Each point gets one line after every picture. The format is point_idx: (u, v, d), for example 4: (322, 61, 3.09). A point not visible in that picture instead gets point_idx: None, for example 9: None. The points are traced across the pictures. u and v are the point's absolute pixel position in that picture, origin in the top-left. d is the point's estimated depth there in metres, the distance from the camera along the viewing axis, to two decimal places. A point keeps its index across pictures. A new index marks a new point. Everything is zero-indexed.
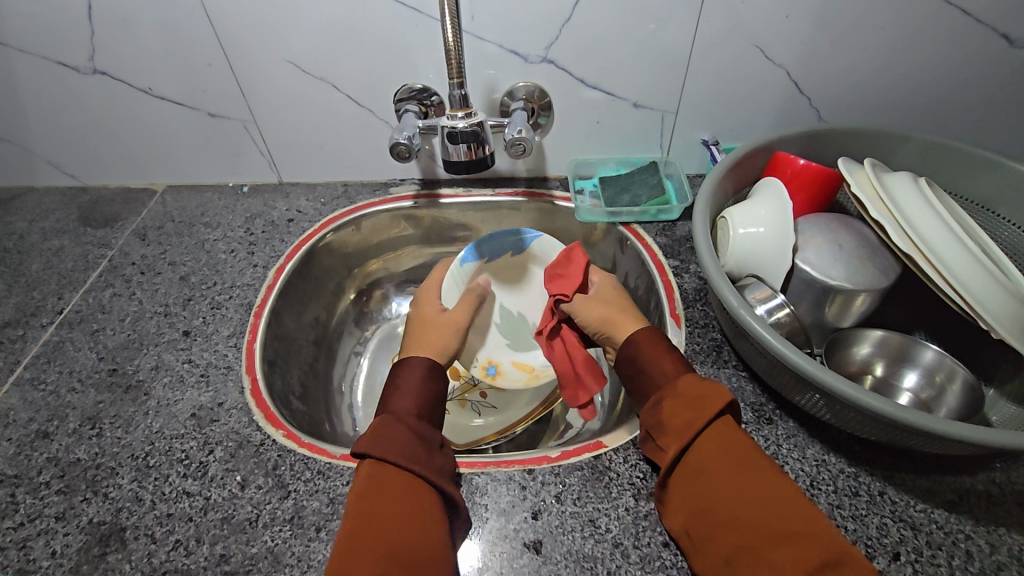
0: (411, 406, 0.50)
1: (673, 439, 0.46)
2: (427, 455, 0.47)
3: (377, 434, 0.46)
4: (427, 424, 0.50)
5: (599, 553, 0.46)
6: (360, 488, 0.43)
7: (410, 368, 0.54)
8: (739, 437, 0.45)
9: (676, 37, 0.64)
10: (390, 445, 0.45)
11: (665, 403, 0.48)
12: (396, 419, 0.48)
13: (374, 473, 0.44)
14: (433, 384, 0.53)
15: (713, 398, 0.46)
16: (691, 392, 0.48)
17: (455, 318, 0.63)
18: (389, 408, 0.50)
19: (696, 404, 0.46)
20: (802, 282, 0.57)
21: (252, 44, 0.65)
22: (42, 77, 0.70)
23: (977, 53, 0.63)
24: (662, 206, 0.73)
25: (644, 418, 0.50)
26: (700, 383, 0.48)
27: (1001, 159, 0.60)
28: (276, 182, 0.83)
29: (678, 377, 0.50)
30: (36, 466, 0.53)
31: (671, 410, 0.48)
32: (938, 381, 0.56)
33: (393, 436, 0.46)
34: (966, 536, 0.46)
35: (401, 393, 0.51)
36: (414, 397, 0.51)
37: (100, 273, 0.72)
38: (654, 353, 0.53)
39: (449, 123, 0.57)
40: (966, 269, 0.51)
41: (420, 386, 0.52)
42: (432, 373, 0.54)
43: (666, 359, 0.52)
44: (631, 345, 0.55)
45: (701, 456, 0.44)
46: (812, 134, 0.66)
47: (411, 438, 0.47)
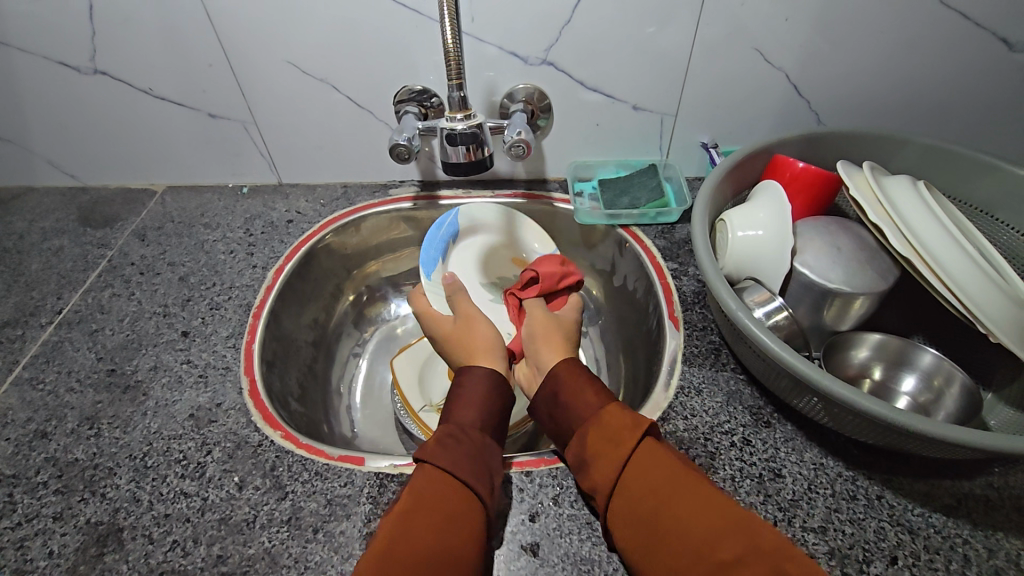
0: (474, 419, 0.50)
1: (600, 476, 0.45)
2: (486, 469, 0.46)
3: (441, 442, 0.47)
4: (492, 443, 0.49)
5: (597, 555, 0.46)
6: (417, 488, 0.43)
7: (476, 378, 0.53)
8: (666, 463, 0.43)
9: (676, 40, 0.64)
10: (451, 455, 0.46)
11: (588, 437, 0.47)
12: (462, 431, 0.48)
13: (433, 478, 0.44)
14: (499, 399, 0.53)
15: (631, 427, 0.46)
16: (612, 423, 0.47)
17: (475, 317, 0.63)
18: (451, 418, 0.50)
19: (617, 435, 0.46)
20: (801, 285, 0.57)
21: (252, 44, 0.65)
22: (43, 77, 0.70)
23: (976, 56, 0.63)
24: (661, 208, 0.73)
25: (570, 456, 0.49)
26: (620, 414, 0.47)
27: (1000, 163, 0.60)
28: (276, 183, 0.83)
29: (599, 409, 0.49)
30: (34, 466, 0.53)
31: (593, 445, 0.47)
32: (936, 385, 0.56)
33: (456, 448, 0.46)
34: (964, 541, 0.46)
35: (464, 405, 0.51)
36: (479, 411, 0.51)
37: (99, 273, 0.72)
38: (573, 386, 0.52)
39: (448, 125, 0.57)
40: (964, 273, 0.51)
41: (486, 401, 0.52)
42: (496, 385, 0.53)
43: (586, 390, 0.51)
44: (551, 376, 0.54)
45: (632, 488, 0.43)
46: (811, 137, 0.66)
47: (473, 452, 0.47)
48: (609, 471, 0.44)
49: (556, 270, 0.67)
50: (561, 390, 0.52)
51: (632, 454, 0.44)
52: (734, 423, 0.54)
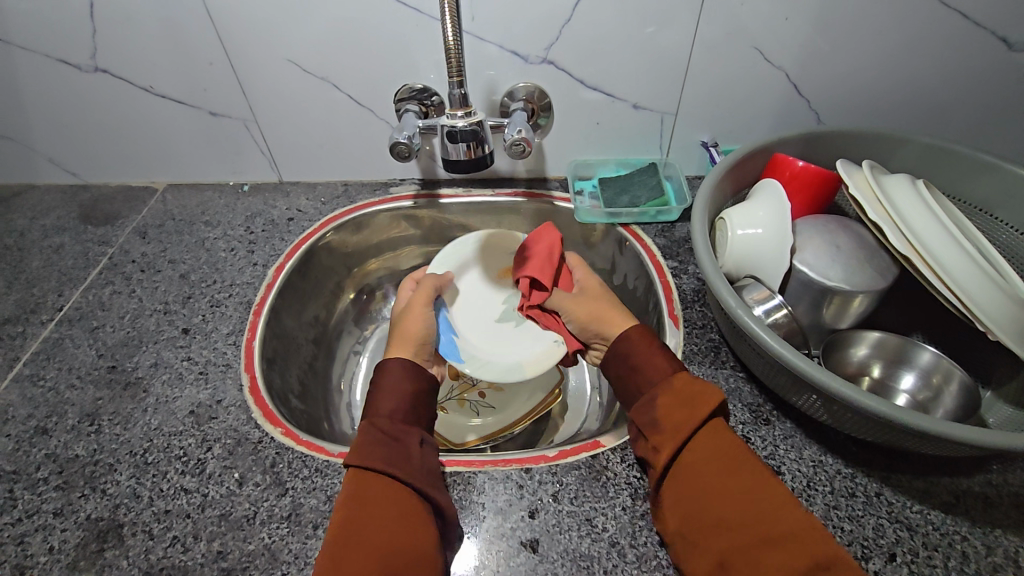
0: (391, 409, 0.50)
1: (669, 436, 0.46)
2: (407, 456, 0.47)
3: (358, 442, 0.47)
4: (410, 426, 0.50)
5: (596, 552, 0.46)
6: (347, 494, 0.44)
7: (390, 371, 0.54)
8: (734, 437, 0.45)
9: (676, 39, 0.64)
10: (370, 449, 0.46)
11: (663, 399, 0.49)
12: (376, 425, 0.49)
13: (358, 479, 0.45)
14: (414, 382, 0.53)
15: (711, 394, 0.47)
16: (690, 389, 0.48)
17: (423, 307, 0.65)
18: (371, 413, 0.51)
19: (695, 401, 0.47)
20: (800, 283, 0.57)
21: (253, 42, 0.65)
22: (45, 75, 0.70)
23: (976, 56, 0.63)
24: (662, 206, 0.73)
25: (638, 416, 0.49)
26: (699, 381, 0.49)
27: (1000, 162, 0.60)
28: (277, 181, 0.83)
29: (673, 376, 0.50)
30: (35, 462, 0.53)
31: (668, 407, 0.48)
32: (934, 383, 0.57)
33: (372, 442, 0.47)
34: (962, 538, 0.46)
35: (380, 397, 0.52)
36: (395, 399, 0.51)
37: (100, 270, 0.72)
38: (647, 353, 0.53)
39: (449, 123, 0.57)
40: (963, 271, 0.51)
41: (401, 387, 0.52)
42: (408, 371, 0.54)
43: (657, 356, 0.52)
44: (626, 339, 0.55)
45: (699, 454, 0.45)
46: (811, 136, 0.67)
47: (389, 442, 0.47)
48: (682, 432, 0.46)
49: (541, 258, 0.68)
50: (635, 355, 0.54)
51: (706, 423, 0.46)
52: (734, 420, 0.54)
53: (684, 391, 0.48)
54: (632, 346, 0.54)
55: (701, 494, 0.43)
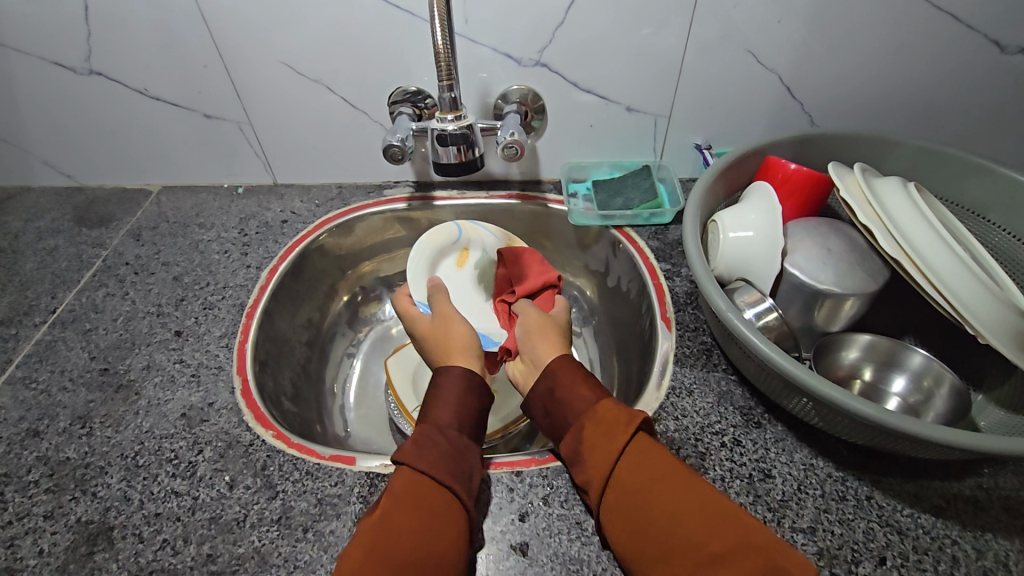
0: (452, 418, 0.49)
1: (596, 470, 0.45)
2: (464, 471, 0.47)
3: (417, 443, 0.46)
4: (469, 442, 0.49)
5: (586, 555, 0.46)
6: (395, 492, 0.43)
7: (453, 377, 0.52)
8: (665, 457, 0.45)
9: (669, 42, 0.64)
10: (427, 455, 0.45)
11: (585, 430, 0.47)
12: (437, 431, 0.48)
13: (410, 480, 0.44)
14: (479, 400, 0.52)
15: (626, 421, 0.46)
16: (607, 419, 0.47)
17: (451, 317, 0.61)
18: (429, 417, 0.49)
19: (611, 431, 0.46)
20: (792, 286, 0.58)
21: (247, 45, 0.66)
22: (39, 77, 0.70)
23: (968, 59, 0.63)
24: (654, 209, 0.74)
25: (565, 449, 0.49)
26: (615, 409, 0.48)
27: (992, 164, 0.60)
28: (271, 183, 0.83)
29: (592, 405, 0.49)
30: (26, 465, 0.53)
31: (590, 440, 0.47)
32: (925, 386, 0.57)
33: (432, 448, 0.46)
34: (952, 541, 0.46)
35: (441, 403, 0.51)
36: (457, 411, 0.50)
37: (94, 273, 0.72)
38: (568, 381, 0.51)
39: (439, 126, 0.58)
40: (954, 275, 0.51)
41: (463, 399, 0.51)
42: (475, 386, 0.52)
43: (579, 385, 0.51)
44: (546, 372, 0.53)
45: (627, 480, 0.44)
46: (804, 138, 0.66)
47: (447, 450, 0.47)
48: (605, 464, 0.45)
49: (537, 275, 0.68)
50: (555, 385, 0.52)
51: (628, 448, 0.45)
52: (725, 423, 0.54)
53: (603, 419, 0.47)
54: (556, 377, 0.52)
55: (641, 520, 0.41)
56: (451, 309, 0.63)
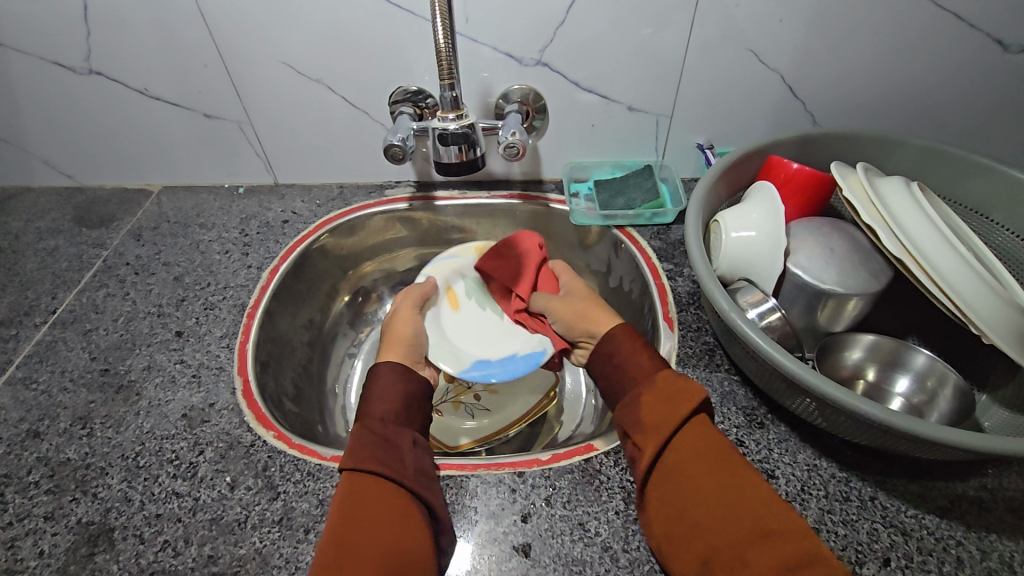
0: (385, 411, 0.51)
1: (652, 437, 0.46)
2: (403, 460, 0.47)
3: (352, 444, 0.47)
4: (403, 429, 0.50)
5: (589, 556, 0.46)
6: (342, 496, 0.44)
7: (383, 376, 0.54)
8: (716, 436, 0.45)
9: (671, 42, 0.64)
10: (364, 451, 0.46)
11: (646, 399, 0.48)
12: (369, 427, 0.49)
13: (353, 482, 0.44)
14: (405, 386, 0.54)
15: (690, 391, 0.47)
16: (669, 389, 0.48)
17: (406, 311, 0.66)
18: (363, 417, 0.51)
19: (674, 400, 0.47)
20: (794, 286, 0.57)
21: (247, 45, 0.65)
22: (39, 77, 0.70)
23: (971, 58, 0.63)
24: (657, 209, 0.73)
25: (620, 417, 0.49)
26: (678, 380, 0.48)
27: (995, 164, 0.60)
28: (272, 184, 0.83)
29: (656, 374, 0.50)
30: (26, 466, 0.53)
31: (649, 405, 0.48)
32: (929, 386, 0.56)
33: (366, 444, 0.47)
34: (957, 542, 0.46)
35: (373, 400, 0.52)
36: (388, 402, 0.52)
37: (94, 273, 0.72)
38: (634, 351, 0.53)
39: (440, 126, 0.57)
40: (958, 274, 0.51)
41: (392, 391, 0.53)
42: (399, 376, 0.54)
43: (643, 354, 0.53)
44: (610, 338, 0.55)
45: (682, 453, 0.44)
46: (806, 138, 0.66)
47: (382, 443, 0.47)
48: (663, 431, 0.45)
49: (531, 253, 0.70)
50: (620, 354, 0.54)
51: (687, 420, 0.46)
52: (728, 424, 0.54)
53: (664, 391, 0.48)
54: (620, 347, 0.54)
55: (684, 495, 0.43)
56: (410, 305, 0.67)
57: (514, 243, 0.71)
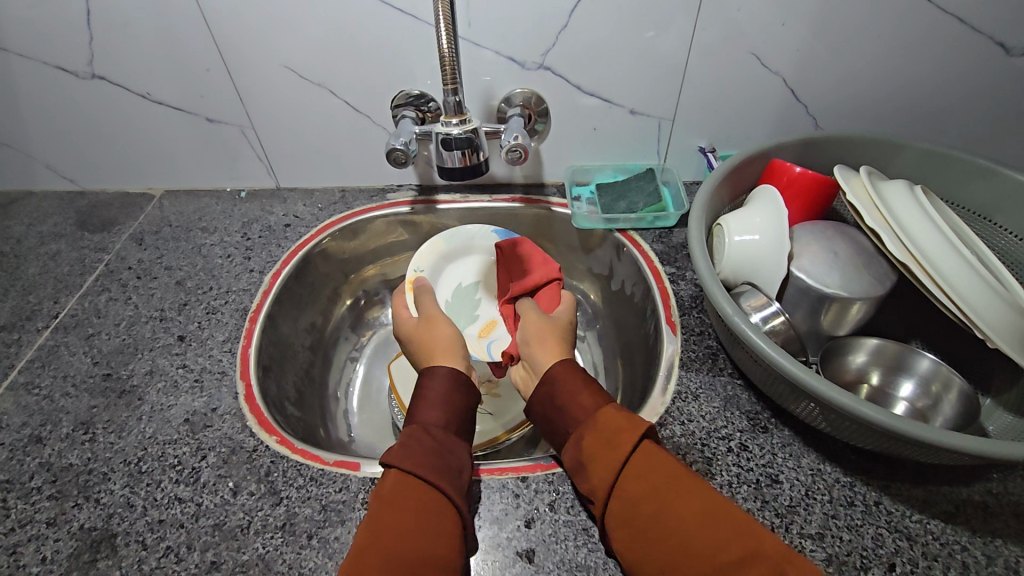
0: (440, 417, 0.49)
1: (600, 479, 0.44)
2: (454, 470, 0.46)
3: (404, 446, 0.46)
4: (458, 440, 0.48)
5: (593, 562, 0.46)
6: (383, 495, 0.43)
7: (438, 378, 0.52)
8: (668, 463, 0.44)
9: (672, 46, 0.64)
10: (415, 457, 0.45)
11: (586, 440, 0.46)
12: (425, 431, 0.47)
13: (398, 485, 0.43)
14: (465, 396, 0.51)
15: (627, 429, 0.45)
16: (608, 426, 0.46)
17: (438, 319, 0.62)
18: (416, 416, 0.49)
19: (615, 438, 0.45)
20: (798, 290, 0.57)
21: (251, 51, 0.66)
22: (41, 82, 0.70)
23: (974, 61, 0.63)
24: (659, 212, 0.73)
25: (567, 459, 0.48)
26: (615, 415, 0.47)
27: (998, 167, 0.60)
28: (274, 187, 0.83)
29: (593, 411, 0.48)
30: (29, 471, 0.53)
31: (591, 447, 0.46)
32: (934, 391, 0.56)
33: (420, 449, 0.45)
34: (963, 548, 0.46)
35: (430, 403, 0.50)
36: (446, 410, 0.50)
37: (96, 277, 0.72)
38: (569, 388, 0.51)
39: (444, 130, 0.58)
40: (963, 279, 0.51)
41: (452, 397, 0.51)
42: (460, 385, 0.52)
43: (584, 393, 0.50)
44: (549, 378, 0.52)
45: (629, 491, 0.43)
46: (809, 141, 0.66)
47: (437, 452, 0.46)
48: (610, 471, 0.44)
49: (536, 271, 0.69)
50: (558, 392, 0.51)
51: (634, 453, 0.44)
52: (731, 428, 0.54)
53: (603, 429, 0.46)
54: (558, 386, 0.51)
55: (646, 526, 0.41)
56: (434, 310, 0.64)
57: (525, 253, 0.71)
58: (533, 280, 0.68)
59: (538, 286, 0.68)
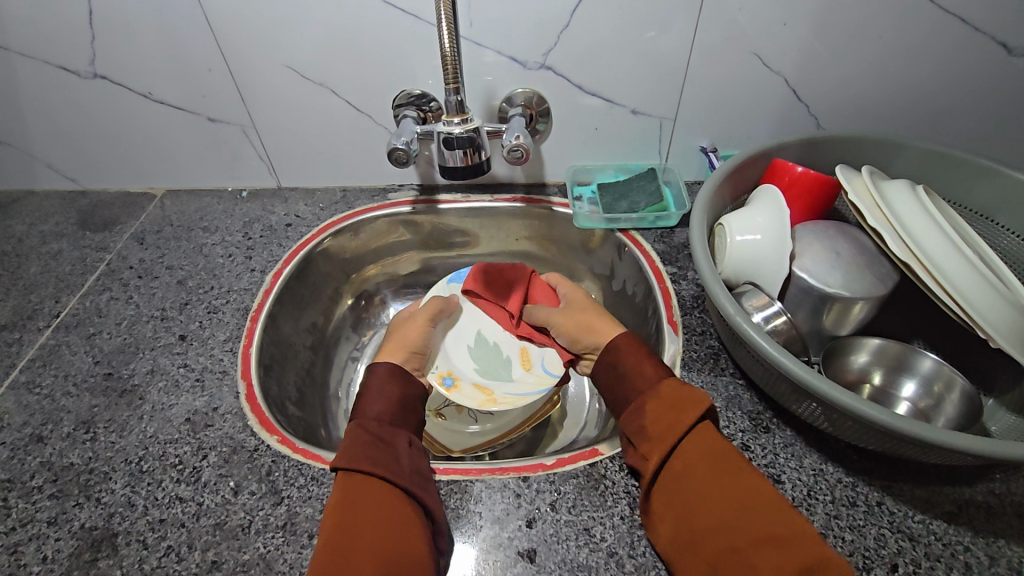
0: (378, 412, 0.51)
1: (658, 442, 0.46)
2: (398, 459, 0.47)
3: (346, 447, 0.47)
4: (397, 430, 0.50)
5: (594, 562, 0.46)
6: (335, 500, 0.44)
7: (376, 376, 0.54)
8: (724, 444, 0.45)
9: (674, 46, 0.64)
10: (358, 455, 0.46)
11: (649, 406, 0.49)
12: (363, 427, 0.49)
13: (347, 486, 0.44)
14: (400, 386, 0.54)
15: (695, 400, 0.47)
16: (674, 396, 0.48)
17: (418, 318, 0.67)
18: (358, 416, 0.51)
19: (680, 408, 0.47)
20: (800, 290, 0.57)
21: (252, 51, 0.66)
22: (44, 81, 0.70)
23: (977, 61, 0.63)
24: (661, 213, 0.73)
25: (627, 424, 0.49)
26: (683, 387, 0.49)
27: (1001, 166, 0.60)
28: (275, 187, 0.83)
29: (658, 382, 0.50)
30: (29, 470, 0.53)
31: (654, 414, 0.48)
32: (936, 391, 0.56)
33: (359, 446, 0.46)
34: (965, 548, 0.46)
35: (368, 401, 0.52)
36: (383, 402, 0.52)
37: (97, 277, 0.72)
38: (635, 361, 0.53)
39: (446, 129, 0.58)
40: (965, 279, 0.51)
41: (386, 390, 0.53)
42: (394, 378, 0.54)
43: (646, 363, 0.53)
44: (612, 349, 0.55)
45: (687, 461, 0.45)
46: (810, 140, 0.66)
47: (376, 445, 0.47)
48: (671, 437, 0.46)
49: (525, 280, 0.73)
50: (623, 363, 0.54)
51: (694, 427, 0.46)
52: (733, 428, 0.54)
53: (668, 399, 0.48)
54: (622, 355, 0.54)
55: (689, 497, 0.43)
56: (422, 312, 0.68)
57: (503, 269, 0.74)
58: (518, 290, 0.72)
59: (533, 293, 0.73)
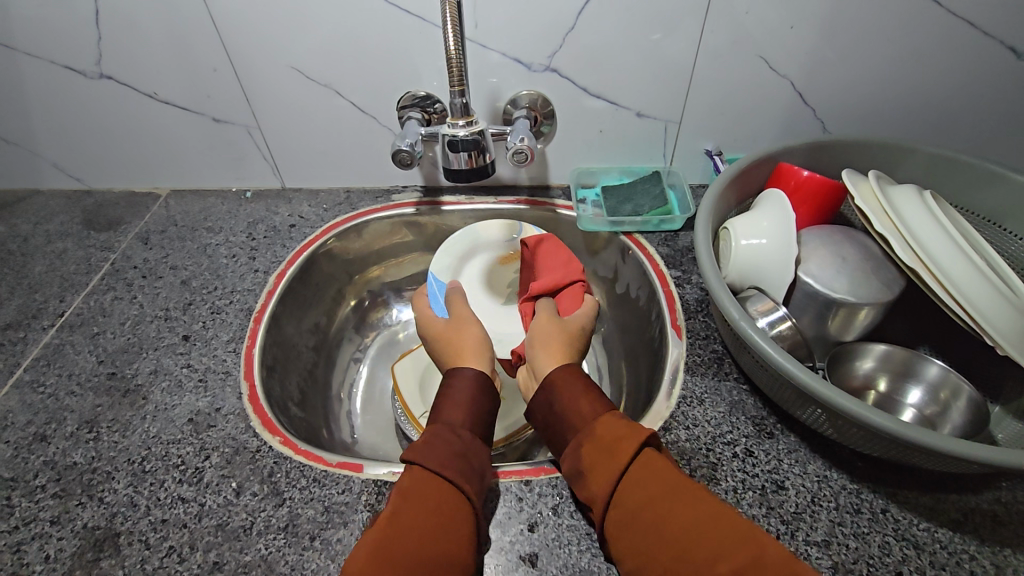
0: (463, 419, 0.49)
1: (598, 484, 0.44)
2: (474, 471, 0.46)
3: (428, 442, 0.46)
4: (479, 447, 0.49)
5: (596, 567, 0.46)
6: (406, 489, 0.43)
7: (461, 379, 0.53)
8: (668, 474, 0.42)
9: (681, 48, 0.64)
10: (438, 454, 0.45)
11: (586, 447, 0.46)
12: (449, 428, 0.48)
13: (423, 478, 0.43)
14: (488, 403, 0.52)
15: (629, 435, 0.45)
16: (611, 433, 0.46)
17: (466, 320, 0.63)
18: (440, 416, 0.50)
19: (613, 445, 0.45)
20: (805, 294, 0.57)
21: (257, 51, 0.66)
22: (50, 81, 0.71)
23: (985, 64, 0.63)
24: (664, 216, 0.73)
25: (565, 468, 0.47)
26: (617, 422, 0.46)
27: (1009, 172, 0.59)
28: (280, 187, 0.83)
29: (596, 419, 0.48)
30: (32, 469, 0.53)
31: (590, 455, 0.46)
32: (942, 398, 0.56)
33: (446, 447, 0.46)
34: (971, 557, 0.45)
35: (452, 404, 0.51)
36: (469, 411, 0.50)
37: (102, 275, 0.72)
38: (569, 396, 0.50)
39: (450, 132, 0.58)
40: (973, 285, 0.50)
41: (475, 402, 0.51)
42: (481, 390, 0.52)
43: (582, 400, 0.50)
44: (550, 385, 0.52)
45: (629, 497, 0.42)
46: (816, 144, 0.66)
47: (462, 452, 0.47)
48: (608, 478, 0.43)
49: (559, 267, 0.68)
50: (558, 399, 0.51)
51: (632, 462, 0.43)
52: (737, 434, 0.54)
53: (598, 443, 0.46)
54: (558, 391, 0.51)
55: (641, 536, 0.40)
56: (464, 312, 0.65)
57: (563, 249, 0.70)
58: (553, 278, 0.67)
59: (562, 286, 0.67)
